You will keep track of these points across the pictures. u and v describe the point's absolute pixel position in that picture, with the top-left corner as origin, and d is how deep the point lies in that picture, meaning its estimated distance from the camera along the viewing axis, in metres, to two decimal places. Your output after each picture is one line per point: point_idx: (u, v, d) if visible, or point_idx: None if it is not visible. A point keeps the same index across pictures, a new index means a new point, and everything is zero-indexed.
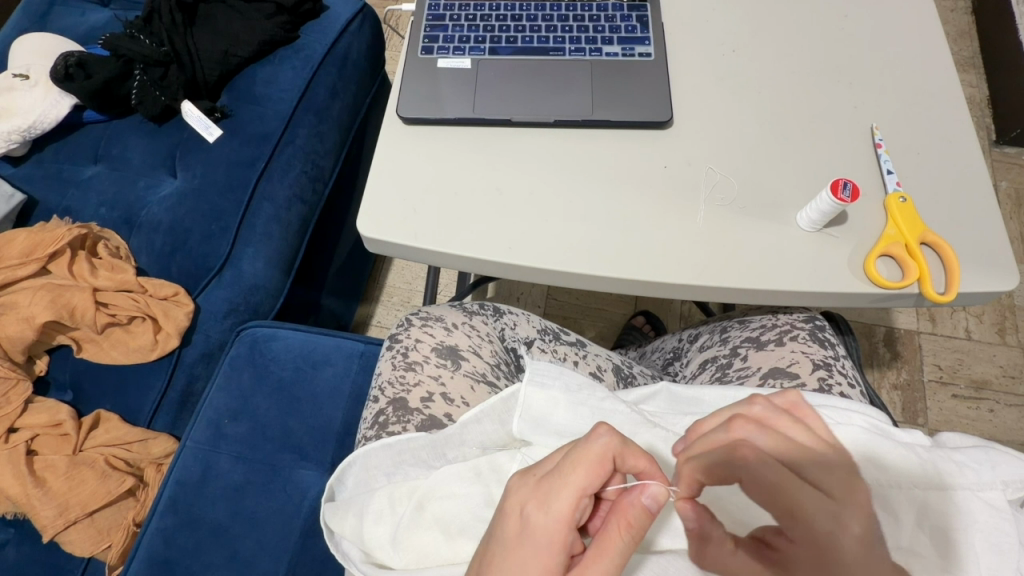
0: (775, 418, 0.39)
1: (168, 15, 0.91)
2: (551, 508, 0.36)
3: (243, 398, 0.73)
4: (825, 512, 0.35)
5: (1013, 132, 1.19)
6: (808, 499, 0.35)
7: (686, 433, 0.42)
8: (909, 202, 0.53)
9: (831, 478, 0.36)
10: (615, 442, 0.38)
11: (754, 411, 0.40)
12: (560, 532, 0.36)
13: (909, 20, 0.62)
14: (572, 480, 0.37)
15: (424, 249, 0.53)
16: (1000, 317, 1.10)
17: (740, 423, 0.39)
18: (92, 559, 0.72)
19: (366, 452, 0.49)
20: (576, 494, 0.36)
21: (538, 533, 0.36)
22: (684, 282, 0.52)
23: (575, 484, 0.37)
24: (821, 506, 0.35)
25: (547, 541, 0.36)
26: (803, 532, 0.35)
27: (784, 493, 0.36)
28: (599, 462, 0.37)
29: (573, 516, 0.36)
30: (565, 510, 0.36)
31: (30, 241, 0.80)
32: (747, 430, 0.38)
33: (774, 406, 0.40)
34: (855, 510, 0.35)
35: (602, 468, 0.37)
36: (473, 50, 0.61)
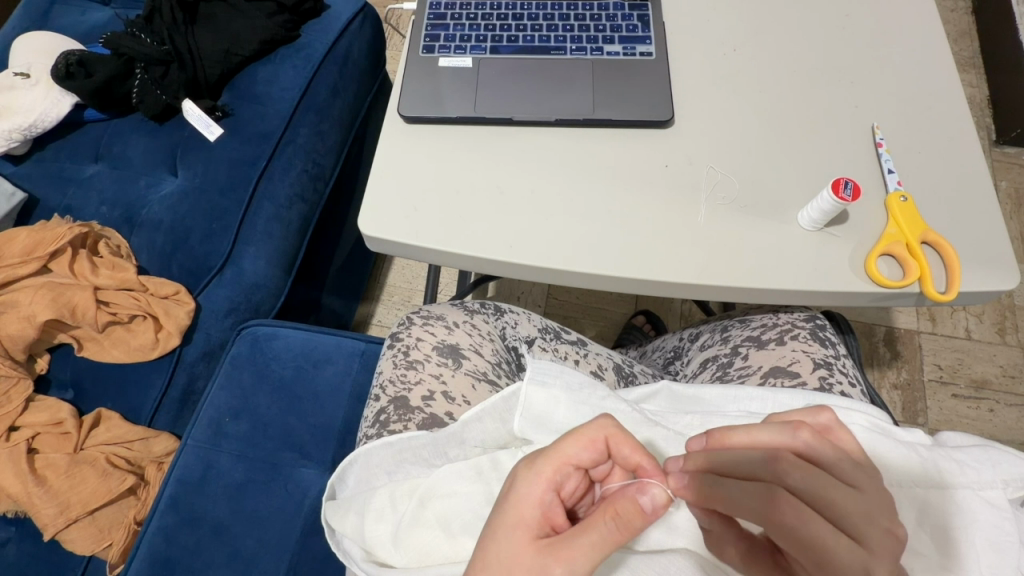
0: (816, 449, 0.38)
1: (169, 14, 0.91)
2: (534, 469, 0.38)
3: (244, 397, 0.73)
4: (857, 559, 0.33)
5: (1013, 132, 1.19)
6: (841, 546, 0.33)
7: (710, 438, 0.41)
8: (910, 201, 0.53)
9: (867, 524, 0.34)
10: (610, 424, 0.40)
11: (796, 440, 0.38)
12: (540, 492, 0.38)
13: (910, 20, 0.62)
14: (560, 450, 0.39)
15: (424, 248, 0.53)
16: (999, 317, 1.10)
17: (780, 456, 0.37)
18: (93, 557, 0.72)
19: (367, 452, 0.48)
20: (561, 462, 0.39)
21: (520, 490, 0.38)
22: (685, 281, 0.52)
23: (562, 452, 0.39)
24: (853, 553, 0.33)
25: (528, 498, 0.38)
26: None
27: (815, 538, 0.33)
28: (591, 439, 0.39)
29: (554, 479, 0.38)
30: (548, 475, 0.38)
31: (31, 240, 0.80)
32: (787, 460, 0.36)
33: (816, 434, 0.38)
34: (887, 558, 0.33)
35: (593, 444, 0.39)
36: (474, 49, 0.61)
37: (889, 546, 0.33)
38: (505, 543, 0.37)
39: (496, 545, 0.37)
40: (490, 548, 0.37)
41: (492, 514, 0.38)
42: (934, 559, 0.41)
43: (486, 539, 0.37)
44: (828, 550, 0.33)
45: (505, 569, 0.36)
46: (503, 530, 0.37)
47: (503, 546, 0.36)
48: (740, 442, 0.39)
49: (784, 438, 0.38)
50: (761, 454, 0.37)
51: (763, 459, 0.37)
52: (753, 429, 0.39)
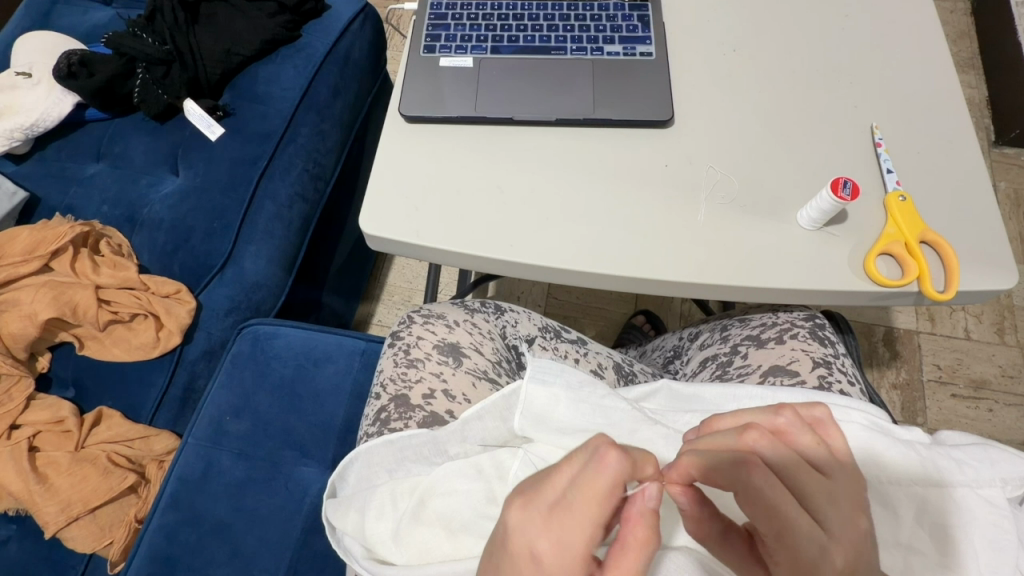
0: (796, 433, 0.38)
1: (171, 14, 0.91)
2: (558, 543, 0.31)
3: (244, 395, 0.73)
4: (814, 540, 0.33)
5: (1013, 133, 1.19)
6: (803, 526, 0.34)
7: (701, 424, 0.42)
8: (909, 201, 0.53)
9: (830, 508, 0.35)
10: (625, 466, 0.31)
11: (776, 421, 0.39)
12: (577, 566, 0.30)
13: (909, 20, 0.63)
14: (577, 511, 0.31)
15: (425, 246, 0.53)
16: (999, 317, 1.10)
17: (756, 433, 0.37)
18: (93, 555, 0.73)
19: (368, 449, 0.49)
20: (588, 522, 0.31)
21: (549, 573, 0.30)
22: (684, 280, 0.52)
23: (586, 509, 0.31)
24: (812, 536, 0.34)
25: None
26: (786, 556, 0.34)
27: (779, 516, 0.34)
28: (611, 490, 0.31)
29: (586, 551, 0.31)
30: (582, 536, 0.31)
31: (32, 239, 0.80)
32: (756, 442, 0.36)
33: (800, 420, 0.39)
34: (842, 545, 0.34)
35: (614, 495, 0.31)
36: (475, 49, 0.61)
37: (849, 534, 0.34)
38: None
39: None
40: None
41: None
42: (932, 557, 0.41)
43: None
44: (789, 527, 0.34)
45: None
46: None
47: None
48: (724, 427, 0.41)
49: (766, 418, 0.39)
50: (737, 431, 0.37)
51: (737, 434, 0.37)
52: (738, 413, 0.41)
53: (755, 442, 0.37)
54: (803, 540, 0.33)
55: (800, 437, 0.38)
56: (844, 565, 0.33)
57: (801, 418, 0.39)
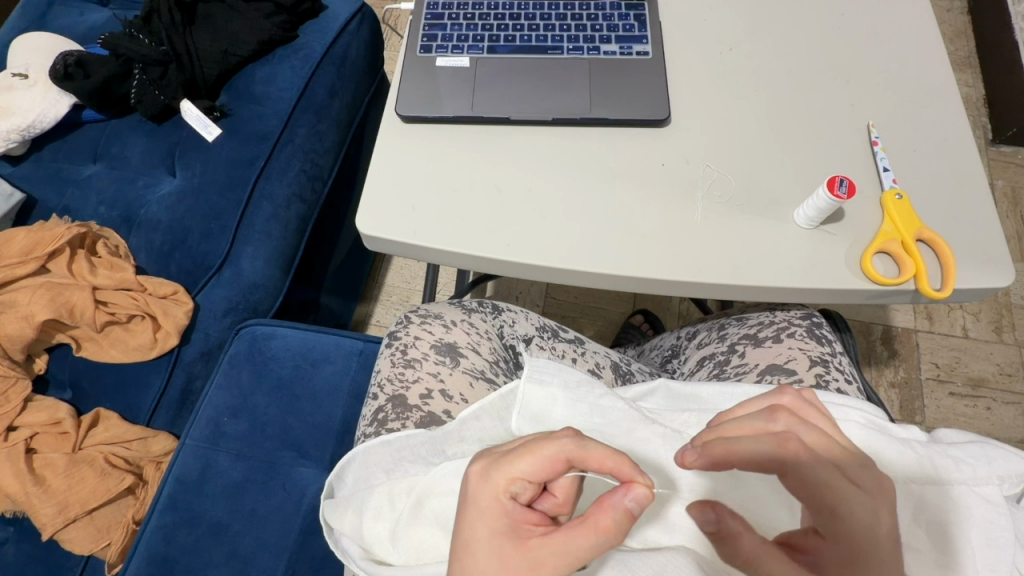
0: (805, 410, 0.40)
1: (168, 15, 0.91)
2: (487, 480, 0.38)
3: (242, 396, 0.73)
4: (863, 505, 0.35)
5: (1010, 131, 1.19)
6: (848, 493, 0.35)
7: (707, 435, 0.39)
8: (905, 198, 0.53)
9: (864, 472, 0.36)
10: (570, 446, 0.37)
11: (784, 400, 0.41)
12: (494, 501, 0.37)
13: (905, 19, 0.63)
14: (511, 464, 0.37)
15: (423, 246, 0.53)
16: (996, 315, 1.10)
17: (785, 415, 0.38)
18: (92, 557, 0.73)
19: (367, 449, 0.49)
20: (511, 477, 0.37)
21: (473, 497, 0.38)
22: (682, 278, 0.52)
23: (514, 469, 0.37)
24: (861, 500, 0.35)
25: (481, 510, 0.37)
26: (845, 528, 0.35)
27: (831, 486, 0.35)
28: (548, 458, 0.37)
29: (508, 489, 0.37)
30: (499, 485, 0.37)
31: (29, 240, 0.80)
32: (791, 423, 0.38)
33: (804, 398, 0.41)
34: (884, 502, 0.36)
35: (552, 463, 0.37)
36: (472, 48, 0.61)
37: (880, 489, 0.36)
38: (485, 559, 0.36)
39: (473, 557, 0.36)
40: (468, 558, 0.36)
41: (459, 514, 0.38)
42: (930, 555, 0.41)
43: (463, 550, 0.37)
44: (838, 496, 0.35)
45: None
46: (478, 547, 0.36)
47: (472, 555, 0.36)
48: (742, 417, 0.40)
49: (764, 421, 0.38)
50: (766, 413, 0.39)
51: (766, 418, 0.38)
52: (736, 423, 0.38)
53: (785, 423, 0.38)
54: (855, 504, 0.35)
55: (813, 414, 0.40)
56: (889, 520, 0.35)
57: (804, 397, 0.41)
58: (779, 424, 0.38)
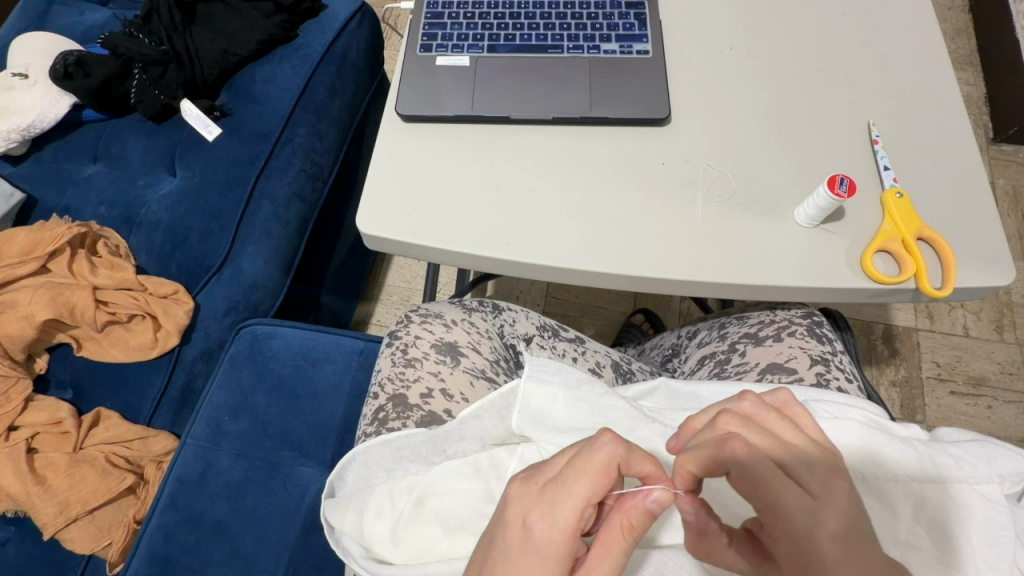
0: (765, 415, 0.39)
1: (168, 15, 0.91)
2: (555, 517, 0.35)
3: (243, 395, 0.73)
4: (806, 509, 0.35)
5: (1011, 129, 1.19)
6: (789, 494, 0.35)
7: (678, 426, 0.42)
8: (906, 197, 0.53)
9: (810, 474, 0.36)
10: (619, 451, 0.36)
11: (743, 405, 0.39)
12: (563, 541, 0.35)
13: (905, 16, 0.63)
14: (578, 490, 0.35)
15: (423, 245, 0.53)
16: (997, 314, 1.10)
17: (728, 419, 0.38)
18: (92, 556, 0.73)
19: (366, 449, 0.49)
20: (580, 508, 0.35)
21: (541, 542, 0.35)
22: (682, 277, 0.52)
23: (580, 496, 0.35)
24: (800, 501, 0.35)
25: (551, 551, 0.35)
26: (782, 530, 0.35)
27: (769, 488, 0.35)
28: (604, 472, 0.36)
29: (578, 526, 0.35)
30: (569, 522, 0.35)
31: (30, 240, 0.80)
32: (734, 426, 0.38)
33: (763, 402, 0.39)
34: (834, 506, 0.35)
35: (606, 476, 0.36)
36: (471, 47, 0.61)
37: (832, 496, 0.35)
38: None
39: None
40: None
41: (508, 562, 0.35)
42: (929, 552, 0.41)
43: None
44: (777, 503, 0.35)
45: None
46: None
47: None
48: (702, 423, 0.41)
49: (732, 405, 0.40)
50: (735, 396, 0.40)
51: (734, 401, 0.40)
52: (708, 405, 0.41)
53: (751, 403, 0.39)
54: (790, 506, 0.35)
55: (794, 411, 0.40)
56: (835, 525, 0.34)
57: (764, 401, 0.40)
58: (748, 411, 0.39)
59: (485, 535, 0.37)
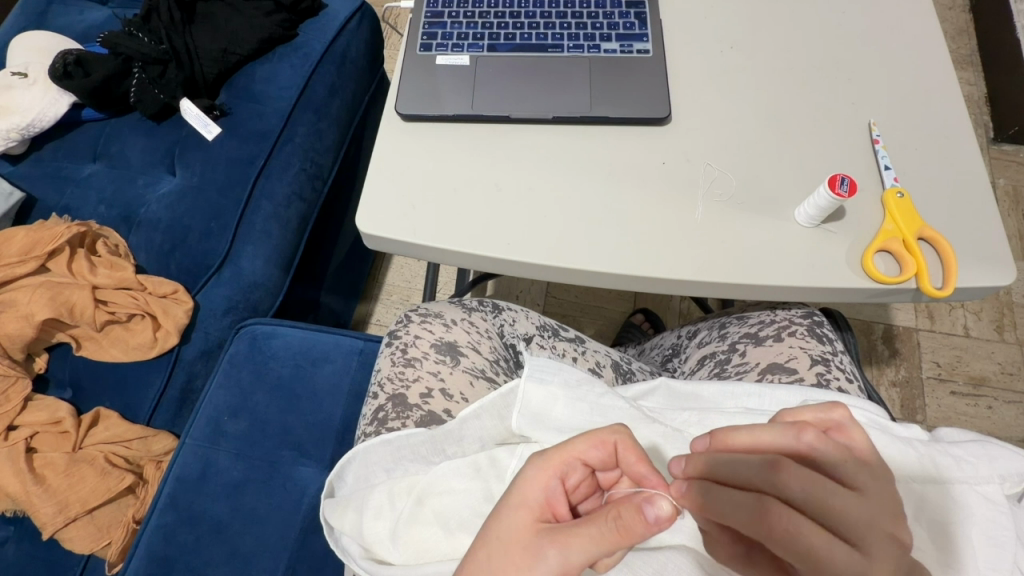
0: (821, 452, 0.35)
1: (167, 13, 0.91)
2: (544, 456, 0.39)
3: (242, 395, 0.73)
4: (858, 574, 0.31)
5: (1011, 130, 1.19)
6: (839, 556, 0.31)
7: (714, 439, 0.39)
8: (907, 197, 0.53)
9: (869, 532, 0.32)
10: (623, 429, 0.39)
11: (800, 441, 0.36)
12: (545, 476, 0.38)
13: (906, 15, 0.62)
14: (571, 444, 0.38)
15: (423, 245, 0.53)
16: (998, 314, 1.10)
17: (787, 467, 0.33)
18: (92, 556, 0.72)
19: (366, 449, 0.49)
20: (569, 454, 0.38)
21: (526, 472, 0.38)
22: (683, 277, 0.52)
23: (572, 446, 0.38)
24: (852, 564, 0.31)
25: (530, 481, 0.38)
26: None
27: (817, 551, 0.31)
28: (603, 439, 0.39)
29: (563, 467, 0.38)
30: (554, 462, 0.38)
31: (29, 239, 0.80)
32: (791, 475, 0.33)
33: (824, 437, 0.36)
34: (888, 570, 0.31)
35: (603, 444, 0.39)
36: (471, 46, 0.61)
37: (891, 557, 0.31)
38: (508, 522, 0.37)
39: (497, 520, 0.37)
40: (490, 520, 0.37)
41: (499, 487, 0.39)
42: (930, 553, 0.41)
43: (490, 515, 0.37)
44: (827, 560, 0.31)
45: (501, 538, 0.36)
46: (504, 509, 0.37)
47: (505, 529, 0.37)
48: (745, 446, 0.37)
49: (787, 440, 0.36)
50: (793, 430, 0.36)
51: (793, 435, 0.36)
52: (757, 432, 0.37)
53: (811, 441, 0.36)
54: (840, 570, 0.31)
55: (849, 433, 0.37)
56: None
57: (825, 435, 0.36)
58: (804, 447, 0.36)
59: None
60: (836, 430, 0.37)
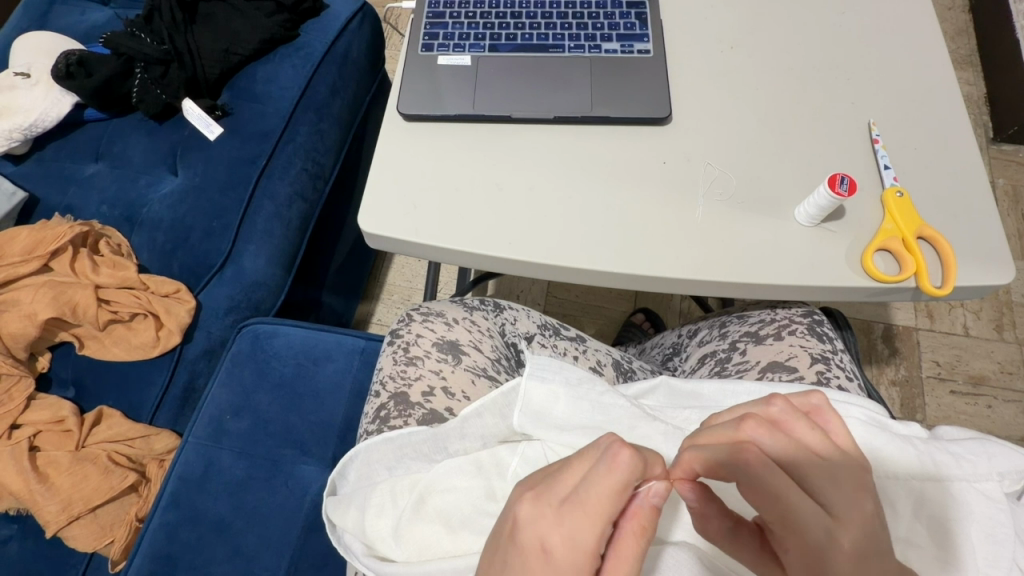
0: (792, 422, 0.36)
1: (169, 14, 0.91)
2: (566, 528, 0.33)
3: (244, 394, 0.73)
4: (821, 525, 0.33)
5: (1010, 130, 1.19)
6: (805, 508, 0.33)
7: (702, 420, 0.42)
8: (906, 196, 0.53)
9: (834, 492, 0.34)
10: (638, 465, 0.34)
11: (770, 411, 0.37)
12: (585, 565, 0.32)
13: (906, 16, 0.63)
14: (596, 507, 0.33)
15: (424, 244, 0.53)
16: (997, 314, 1.10)
17: (753, 424, 0.36)
18: (94, 554, 0.73)
19: (368, 447, 0.49)
20: (600, 524, 0.33)
21: (557, 557, 0.32)
22: (683, 276, 0.52)
23: (599, 512, 0.33)
24: (815, 515, 0.33)
25: (572, 574, 0.32)
26: (794, 541, 0.33)
27: (781, 500, 0.33)
28: (618, 479, 0.33)
29: (598, 546, 0.33)
30: (590, 544, 0.32)
31: (31, 239, 0.80)
32: (757, 431, 0.36)
33: (793, 408, 0.37)
34: (851, 525, 0.33)
35: (624, 489, 0.34)
36: (472, 47, 0.61)
37: (856, 518, 0.33)
38: None
39: None
40: None
41: None
42: (929, 550, 0.41)
43: None
44: (795, 515, 0.33)
45: None
46: None
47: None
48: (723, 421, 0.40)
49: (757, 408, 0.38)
50: (762, 400, 0.38)
51: (761, 404, 0.38)
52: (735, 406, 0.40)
53: (779, 409, 0.37)
54: (805, 519, 0.33)
55: (827, 417, 0.38)
56: (852, 544, 0.32)
57: (795, 406, 0.37)
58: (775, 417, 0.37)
59: (491, 546, 0.35)
60: (814, 413, 0.38)
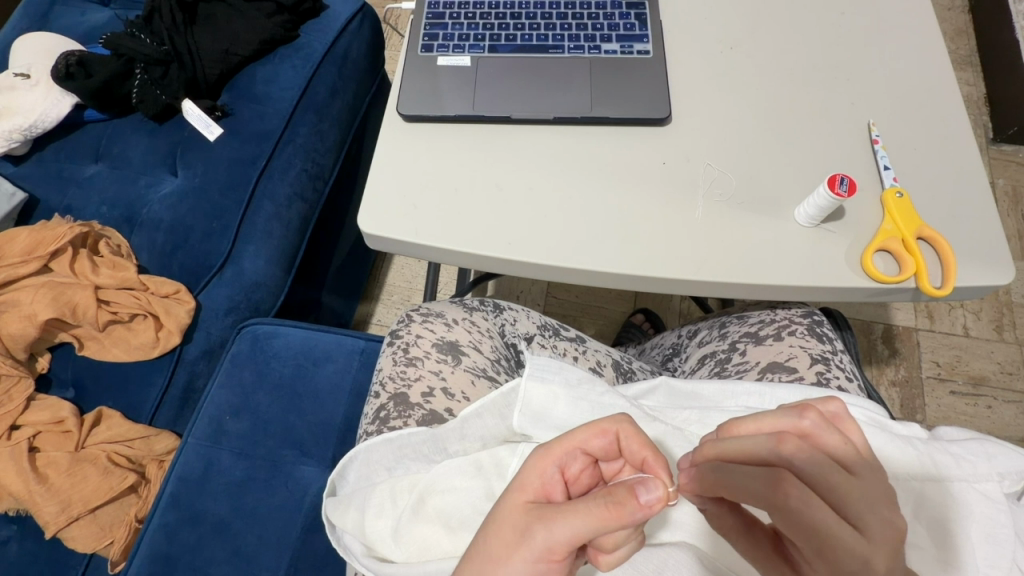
0: (824, 436, 0.35)
1: (169, 15, 0.91)
2: (543, 446, 0.39)
3: (244, 395, 0.73)
4: (858, 551, 0.32)
5: (1010, 130, 1.19)
6: (840, 533, 0.32)
7: (719, 427, 0.39)
8: (906, 197, 0.53)
9: (868, 513, 0.33)
10: (624, 419, 0.39)
11: (802, 424, 0.36)
12: (543, 467, 0.38)
13: (905, 16, 0.63)
14: (569, 434, 0.39)
15: (424, 245, 0.53)
16: (997, 314, 1.10)
17: (788, 444, 0.35)
18: (94, 555, 0.73)
19: (367, 448, 0.49)
20: (567, 446, 0.38)
21: (525, 459, 0.39)
22: (683, 277, 0.52)
23: (571, 437, 0.39)
24: (853, 542, 0.32)
25: (527, 470, 0.38)
26: (828, 564, 0.33)
27: (818, 528, 0.33)
28: (603, 429, 0.39)
29: (561, 459, 0.38)
30: (552, 453, 0.38)
31: (31, 240, 0.80)
32: (790, 452, 0.34)
33: (825, 420, 0.36)
34: (887, 548, 0.32)
35: (604, 433, 0.39)
36: (472, 47, 0.61)
37: (891, 539, 0.32)
38: (501, 507, 0.37)
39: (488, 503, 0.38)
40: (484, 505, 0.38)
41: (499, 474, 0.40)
42: (930, 551, 0.41)
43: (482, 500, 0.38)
44: (833, 539, 0.32)
45: (491, 523, 0.37)
46: (499, 495, 0.38)
47: (500, 508, 0.38)
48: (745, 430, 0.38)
49: (789, 421, 0.36)
50: (794, 411, 0.37)
51: (794, 416, 0.36)
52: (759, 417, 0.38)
53: (812, 422, 0.36)
54: (842, 547, 0.32)
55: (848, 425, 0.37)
56: (886, 567, 0.32)
57: (825, 418, 0.36)
58: (806, 430, 0.36)
59: None
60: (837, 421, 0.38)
